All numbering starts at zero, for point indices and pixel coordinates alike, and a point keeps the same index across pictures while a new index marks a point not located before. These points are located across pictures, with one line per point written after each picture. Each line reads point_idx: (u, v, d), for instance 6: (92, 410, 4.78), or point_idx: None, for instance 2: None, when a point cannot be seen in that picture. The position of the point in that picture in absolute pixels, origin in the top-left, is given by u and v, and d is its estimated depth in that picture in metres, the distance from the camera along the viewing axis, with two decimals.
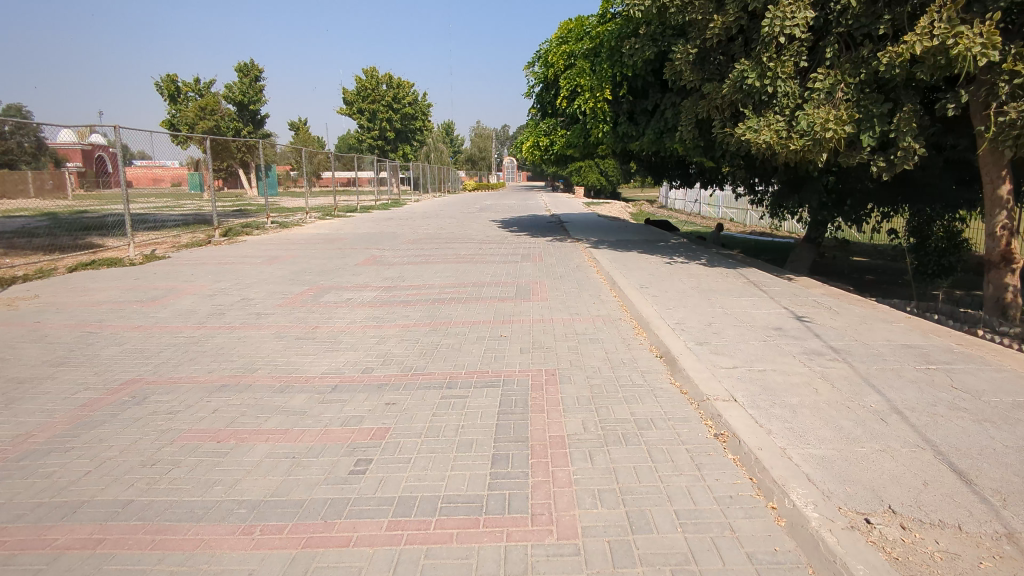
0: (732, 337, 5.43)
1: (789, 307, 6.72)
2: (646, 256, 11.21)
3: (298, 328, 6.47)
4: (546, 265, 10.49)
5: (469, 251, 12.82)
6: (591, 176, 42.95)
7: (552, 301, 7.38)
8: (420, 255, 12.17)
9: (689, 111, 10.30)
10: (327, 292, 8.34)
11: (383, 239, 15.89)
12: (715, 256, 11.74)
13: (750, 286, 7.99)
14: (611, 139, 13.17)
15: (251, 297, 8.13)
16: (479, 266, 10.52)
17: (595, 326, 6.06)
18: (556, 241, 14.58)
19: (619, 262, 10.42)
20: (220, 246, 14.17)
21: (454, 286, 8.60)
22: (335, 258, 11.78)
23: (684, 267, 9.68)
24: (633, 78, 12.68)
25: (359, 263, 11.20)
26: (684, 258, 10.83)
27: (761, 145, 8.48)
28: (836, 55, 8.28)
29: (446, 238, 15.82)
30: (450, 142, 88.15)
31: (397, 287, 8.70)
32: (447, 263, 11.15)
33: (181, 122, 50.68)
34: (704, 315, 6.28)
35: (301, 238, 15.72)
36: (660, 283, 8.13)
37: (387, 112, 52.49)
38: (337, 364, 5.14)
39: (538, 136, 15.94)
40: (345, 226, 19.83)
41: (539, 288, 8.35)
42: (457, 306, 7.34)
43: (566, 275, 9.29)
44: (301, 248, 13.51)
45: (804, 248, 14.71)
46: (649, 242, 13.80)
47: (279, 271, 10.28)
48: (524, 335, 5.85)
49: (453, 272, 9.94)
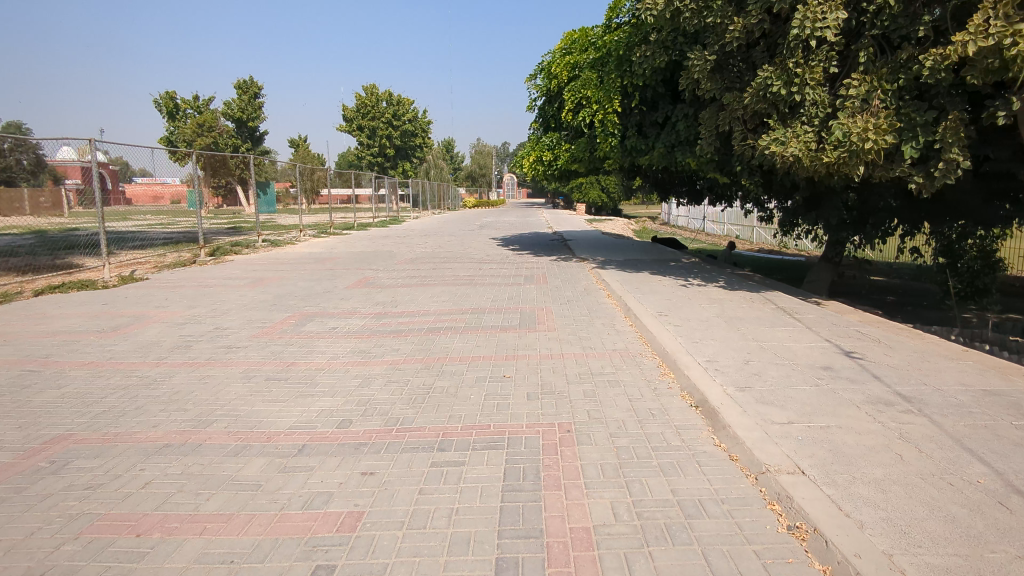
0: (778, 381, 4.61)
1: (831, 340, 5.90)
2: (658, 278, 10.43)
3: (271, 365, 5.64)
4: (551, 288, 9.68)
5: (469, 272, 12.04)
6: (593, 193, 42.42)
7: (561, 332, 6.56)
8: (416, 277, 11.39)
9: (707, 123, 9.61)
10: (310, 321, 7.53)
11: (378, 258, 15.12)
12: (732, 277, 10.96)
13: (781, 314, 7.18)
14: (620, 153, 12.51)
15: (225, 327, 7.31)
16: (478, 289, 9.73)
17: (613, 365, 5.24)
18: (560, 260, 13.82)
19: (631, 284, 9.64)
20: (205, 267, 13.42)
21: (451, 313, 7.79)
22: (324, 280, 11.00)
23: (702, 290, 8.89)
24: (643, 89, 12.01)
25: (349, 285, 10.41)
26: (699, 280, 10.05)
27: (789, 158, 7.77)
28: (870, 60, 7.56)
29: (444, 257, 15.06)
30: (449, 159, 88.05)
31: (388, 314, 7.89)
32: (443, 285, 10.35)
33: (179, 138, 50.26)
34: (738, 351, 5.46)
35: (293, 258, 14.98)
36: (680, 310, 7.32)
37: (387, 130, 52.14)
38: (310, 416, 4.32)
39: (541, 150, 15.30)
40: (340, 244, 19.08)
41: (545, 315, 7.54)
42: (454, 337, 6.52)
43: (574, 300, 8.49)
44: (290, 269, 12.74)
45: (823, 268, 13.93)
46: (659, 262, 13.02)
47: (261, 295, 9.48)
48: (531, 376, 5.03)
49: (450, 296, 9.15)
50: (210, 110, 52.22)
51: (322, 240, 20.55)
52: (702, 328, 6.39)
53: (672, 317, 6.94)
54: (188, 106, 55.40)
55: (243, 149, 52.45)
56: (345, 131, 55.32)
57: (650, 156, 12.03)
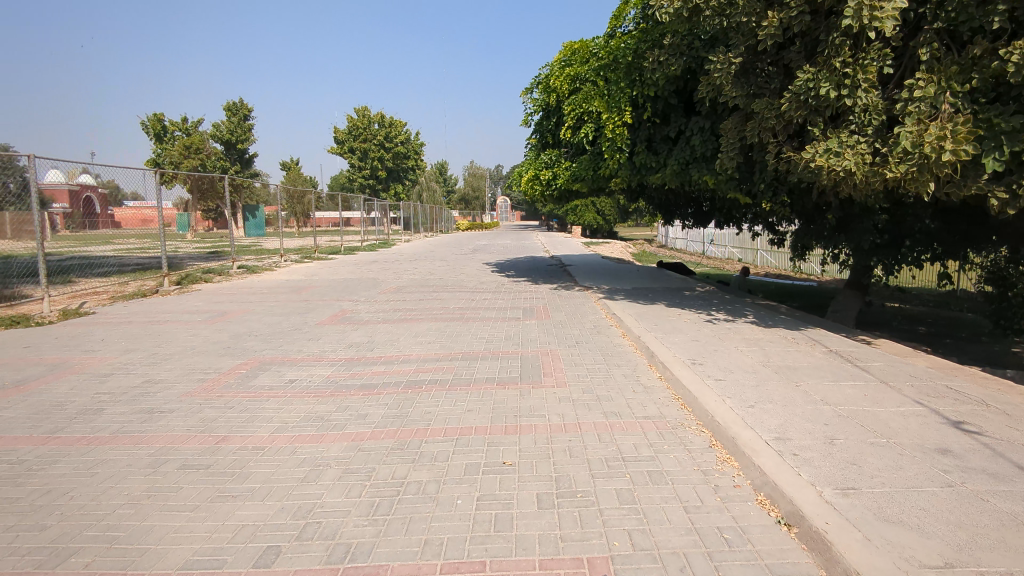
0: (890, 476, 3.30)
1: (922, 401, 4.62)
2: (675, 311, 9.15)
3: (194, 441, 4.27)
4: (555, 324, 8.38)
5: (459, 303, 10.70)
6: (588, 215, 41.38)
7: (573, 387, 5.24)
8: (401, 310, 10.02)
9: (731, 134, 8.44)
10: (265, 372, 6.16)
11: (360, 287, 13.75)
12: (757, 310, 9.70)
13: (840, 361, 5.90)
14: (627, 171, 11.32)
15: (157, 380, 5.93)
16: (471, 326, 8.41)
17: (650, 447, 3.91)
18: (562, 289, 12.51)
19: (647, 319, 8.35)
20: (165, 298, 12.00)
21: (438, 359, 6.44)
22: (295, 315, 9.64)
23: (732, 329, 7.61)
24: (654, 100, 10.87)
25: (321, 322, 9.05)
26: (724, 315, 8.78)
27: (841, 173, 6.58)
28: (935, 58, 6.38)
29: (434, 286, 13.72)
30: (443, 181, 87.58)
31: (363, 361, 6.53)
32: (429, 321, 9.02)
33: (165, 160, 49.05)
34: (810, 422, 4.15)
35: (266, 287, 13.61)
36: (716, 357, 6.04)
37: (378, 152, 51.05)
38: (223, 541, 2.96)
39: (538, 168, 14.09)
40: (322, 271, 17.72)
41: (551, 361, 6.22)
42: (439, 397, 5.16)
43: (584, 341, 7.19)
44: (260, 301, 11.36)
45: (850, 297, 12.74)
46: (672, 291, 11.75)
47: (217, 335, 8.10)
48: (542, 465, 3.68)
49: (438, 336, 7.80)
50: (199, 133, 51.11)
51: (303, 266, 19.21)
52: (751, 384, 5.10)
53: (707, 366, 5.66)
54: (175, 127, 54.23)
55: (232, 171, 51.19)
56: (336, 152, 54.24)
57: (660, 174, 10.83)
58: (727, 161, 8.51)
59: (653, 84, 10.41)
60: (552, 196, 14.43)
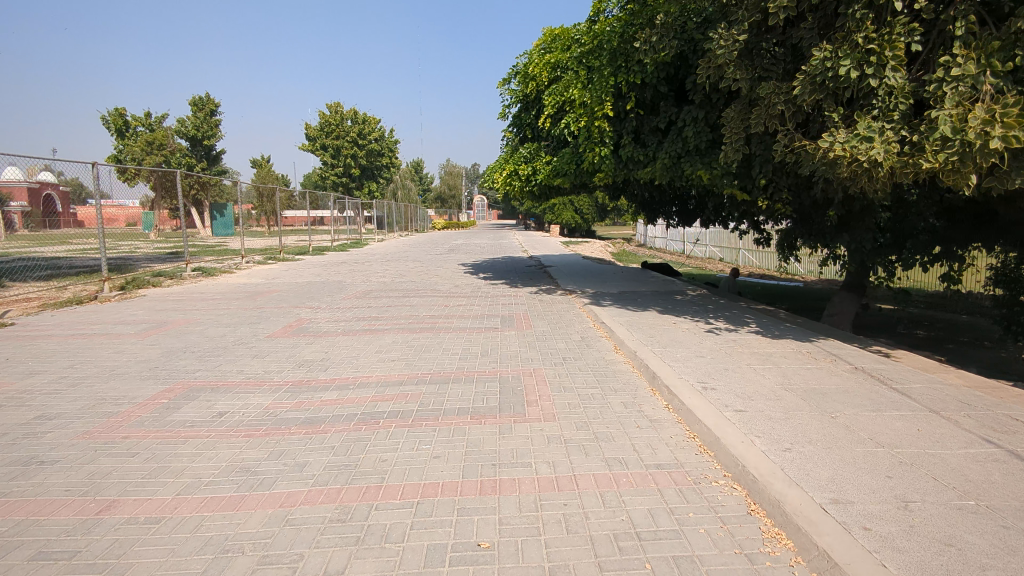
0: (1007, 567, 2.42)
1: (991, 440, 3.79)
2: (669, 319, 8.28)
3: (69, 511, 3.23)
4: (537, 335, 7.43)
5: (430, 310, 9.70)
6: (566, 213, 40.60)
7: (564, 422, 4.30)
8: (364, 319, 8.96)
9: (734, 123, 7.64)
10: (190, 402, 5.09)
11: (323, 291, 12.67)
12: (757, 316, 8.88)
13: (872, 382, 5.06)
14: (612, 165, 10.42)
15: (54, 414, 4.83)
16: (443, 338, 7.41)
17: (672, 516, 2.98)
18: (541, 294, 11.58)
19: (641, 330, 7.45)
20: (101, 306, 10.77)
21: (400, 383, 5.44)
22: (244, 325, 8.54)
23: (737, 341, 6.75)
24: (642, 88, 10.01)
25: (272, 333, 7.98)
26: (724, 323, 7.92)
27: (865, 165, 5.74)
28: (971, 33, 5.55)
29: (405, 290, 12.69)
30: (418, 179, 86.21)
31: (312, 386, 5.50)
32: (396, 332, 8.00)
33: (126, 156, 46.96)
34: (869, 474, 3.27)
35: (220, 292, 12.45)
36: (729, 378, 5.16)
37: (351, 149, 49.60)
38: None
39: (516, 163, 13.11)
40: (285, 273, 16.51)
41: (535, 385, 5.27)
42: (399, 436, 4.17)
43: (571, 357, 6.24)
44: (208, 308, 10.22)
45: (847, 299, 12.02)
46: (661, 295, 10.89)
47: (146, 351, 6.98)
48: (530, 548, 2.73)
49: (403, 351, 6.79)
50: (162, 129, 49.17)
51: (265, 268, 17.98)
52: (779, 415, 4.22)
53: (721, 391, 4.77)
54: (137, 123, 52.14)
55: (198, 168, 49.26)
56: (307, 149, 52.63)
57: (649, 168, 9.98)
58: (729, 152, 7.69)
59: (641, 71, 9.56)
60: (532, 193, 13.47)
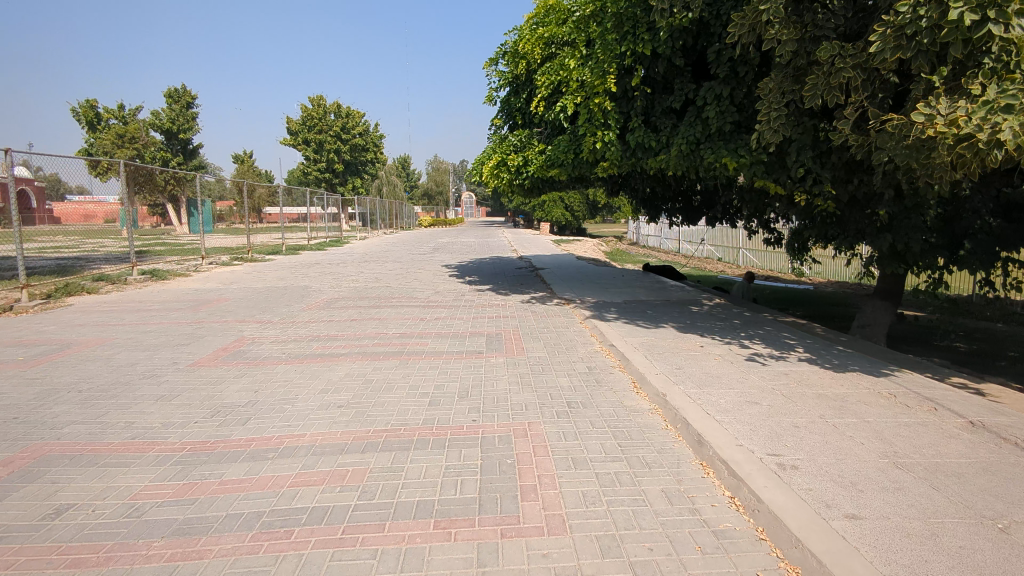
0: None
1: None
2: (694, 341, 6.74)
3: None
4: (533, 365, 5.84)
5: (402, 326, 8.07)
6: (556, 210, 39.08)
7: (580, 540, 2.73)
8: (319, 340, 7.31)
9: (771, 94, 6.10)
10: (25, 486, 3.46)
11: (283, 300, 10.98)
12: (795, 335, 7.36)
13: (1014, 453, 3.54)
14: (619, 153, 8.84)
15: None
16: (412, 369, 5.80)
17: None
18: (535, 304, 10.01)
19: (663, 358, 5.89)
20: (10, 319, 9.00)
21: (340, 451, 3.84)
22: (166, 349, 6.86)
23: (791, 377, 5.20)
24: (654, 62, 8.47)
25: (197, 362, 6.32)
26: (762, 349, 6.39)
27: (982, 144, 4.30)
28: None
29: (377, 298, 11.05)
30: (405, 176, 84.56)
31: (217, 455, 3.88)
32: (354, 359, 6.36)
33: (96, 149, 44.81)
34: None
35: (162, 302, 10.74)
36: (811, 446, 3.60)
37: (334, 144, 47.65)
38: None
39: (505, 153, 11.47)
40: (247, 276, 14.81)
41: (532, 454, 3.70)
42: (317, 569, 2.59)
43: (579, 403, 4.66)
44: (136, 323, 8.49)
45: (882, 309, 10.62)
46: (674, 305, 9.35)
47: (18, 389, 5.31)
48: None
49: (356, 391, 5.16)
50: (135, 121, 46.97)
51: (226, 270, 16.17)
52: (924, 530, 2.67)
53: (809, 474, 3.22)
54: (110, 115, 49.92)
55: (173, 162, 47.22)
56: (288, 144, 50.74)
57: (663, 156, 8.41)
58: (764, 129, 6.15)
59: (653, 40, 8.04)
60: (521, 187, 11.83)
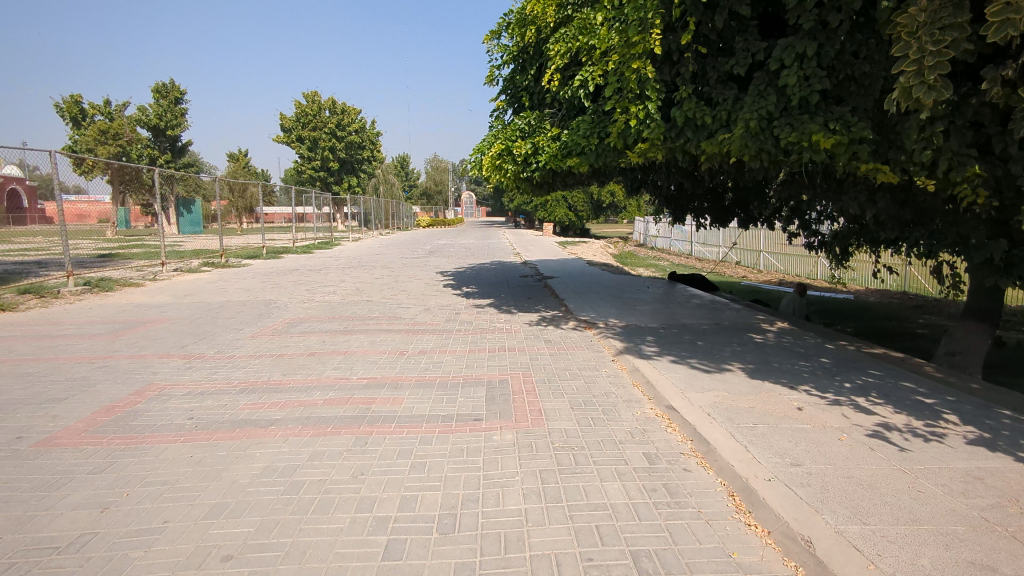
0: None
1: None
2: (787, 399, 4.64)
3: None
4: (558, 453, 3.74)
5: (371, 367, 5.97)
6: (559, 211, 37.08)
7: None
8: (250, 393, 5.20)
9: (922, 31, 4.17)
10: None
11: (236, 321, 8.86)
12: (916, 382, 5.26)
13: None
14: (661, 133, 6.78)
15: None
16: (369, 462, 3.68)
17: None
18: (547, 328, 7.90)
19: (763, 441, 3.79)
20: None
21: None
22: (26, 410, 4.74)
23: (996, 490, 3.11)
24: (710, 13, 6.42)
25: (56, 436, 4.22)
26: (896, 414, 4.29)
27: None
28: None
29: (351, 318, 8.93)
30: (404, 176, 82.65)
31: None
32: (286, 433, 4.23)
33: (77, 146, 42.63)
34: None
35: (84, 324, 8.62)
36: None
37: (329, 141, 45.60)
38: None
39: (510, 138, 9.38)
40: (209, 287, 12.73)
41: None
42: None
43: (654, 560, 2.57)
44: (20, 360, 6.36)
45: (981, 333, 8.44)
46: (728, 333, 7.25)
47: None
48: None
49: (266, 515, 3.07)
50: (121, 117, 44.93)
51: (189, 279, 14.04)
52: None
53: None
54: (97, 111, 47.91)
55: (161, 161, 45.24)
56: (281, 142, 48.56)
57: (723, 136, 6.36)
58: (910, 80, 4.20)
59: None
60: (529, 182, 9.68)
